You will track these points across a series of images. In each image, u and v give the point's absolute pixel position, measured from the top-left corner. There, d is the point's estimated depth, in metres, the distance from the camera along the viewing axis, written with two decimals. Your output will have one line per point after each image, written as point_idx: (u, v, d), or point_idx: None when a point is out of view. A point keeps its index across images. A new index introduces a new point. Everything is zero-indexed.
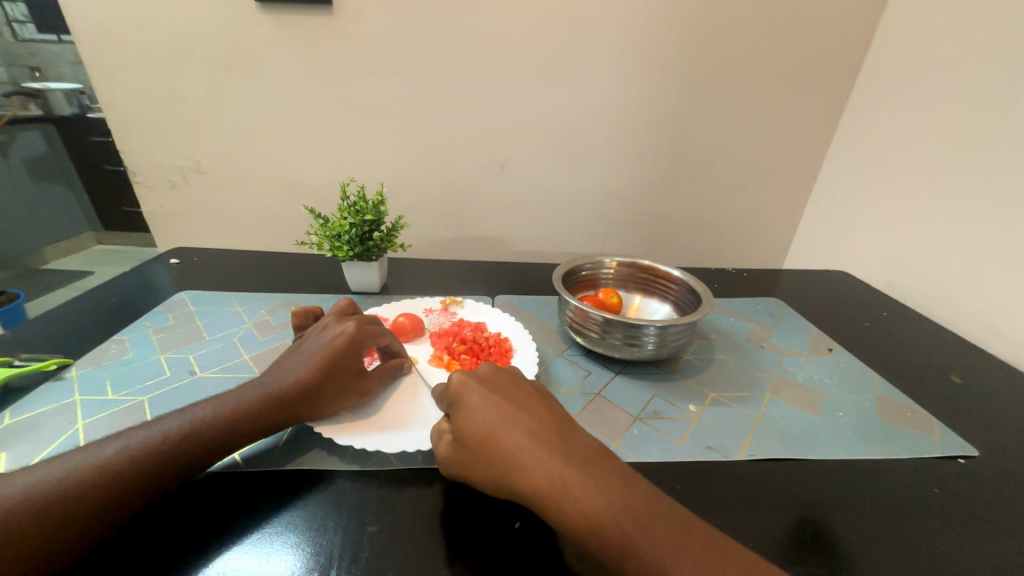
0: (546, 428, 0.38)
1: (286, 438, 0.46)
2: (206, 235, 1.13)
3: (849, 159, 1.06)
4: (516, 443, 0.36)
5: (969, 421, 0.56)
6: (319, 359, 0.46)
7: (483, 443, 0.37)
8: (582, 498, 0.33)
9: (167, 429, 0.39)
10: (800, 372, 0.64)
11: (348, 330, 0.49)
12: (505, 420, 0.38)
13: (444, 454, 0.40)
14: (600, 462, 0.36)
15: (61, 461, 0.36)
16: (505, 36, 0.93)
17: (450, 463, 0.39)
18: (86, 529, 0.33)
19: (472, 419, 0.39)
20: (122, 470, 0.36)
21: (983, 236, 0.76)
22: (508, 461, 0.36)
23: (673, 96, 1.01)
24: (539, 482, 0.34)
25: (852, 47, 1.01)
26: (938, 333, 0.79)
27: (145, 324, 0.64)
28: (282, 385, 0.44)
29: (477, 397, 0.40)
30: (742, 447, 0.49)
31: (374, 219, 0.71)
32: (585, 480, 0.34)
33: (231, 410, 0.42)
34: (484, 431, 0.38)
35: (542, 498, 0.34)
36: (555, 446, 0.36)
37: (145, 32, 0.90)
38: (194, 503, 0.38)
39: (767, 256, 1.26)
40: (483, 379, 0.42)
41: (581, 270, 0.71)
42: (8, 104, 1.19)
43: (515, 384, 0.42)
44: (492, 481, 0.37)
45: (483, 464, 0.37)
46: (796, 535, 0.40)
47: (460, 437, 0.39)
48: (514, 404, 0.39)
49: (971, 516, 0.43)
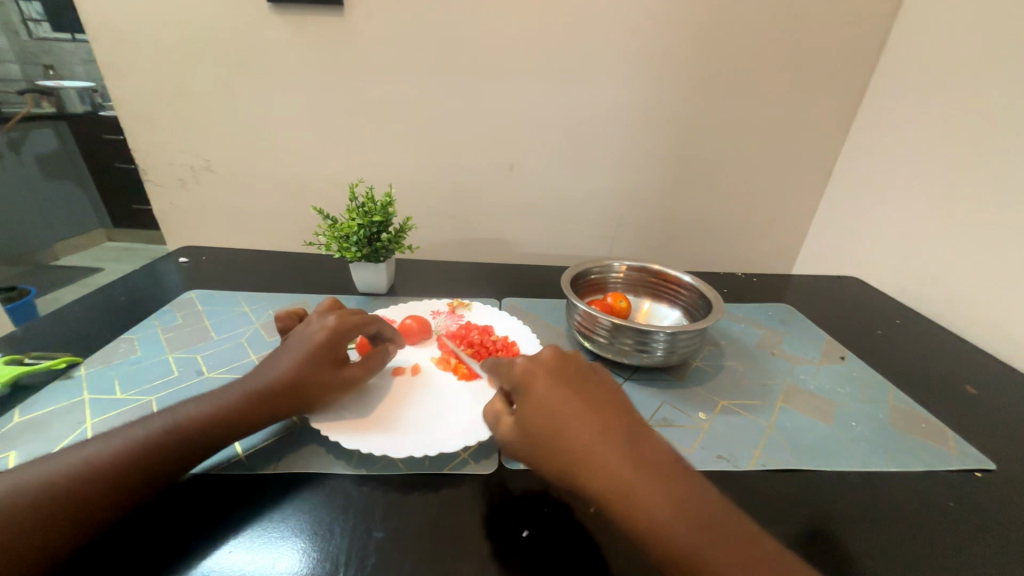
0: (614, 425, 0.37)
1: (282, 431, 0.47)
2: (215, 234, 1.13)
3: (861, 164, 1.04)
4: (582, 439, 0.36)
5: (986, 433, 0.55)
6: (302, 355, 0.47)
7: (548, 435, 0.37)
8: (649, 501, 0.33)
9: (155, 426, 0.40)
10: (812, 380, 0.63)
11: (329, 324, 0.49)
12: (573, 412, 0.38)
13: (507, 437, 0.41)
14: (666, 465, 0.35)
15: (62, 456, 0.37)
16: (514, 38, 0.93)
17: (512, 447, 0.40)
18: (83, 523, 0.34)
19: (537, 410, 0.39)
20: (114, 466, 0.36)
21: (999, 243, 0.75)
22: (573, 456, 0.36)
23: (683, 98, 1.01)
24: (605, 480, 0.34)
25: (867, 50, 0.99)
26: (953, 342, 0.77)
27: (154, 322, 0.64)
28: (269, 381, 0.45)
29: (543, 387, 0.40)
30: (753, 457, 0.48)
31: (383, 220, 0.71)
32: (653, 483, 0.34)
33: (217, 407, 0.42)
34: (549, 422, 0.38)
35: (608, 497, 0.34)
36: (624, 444, 0.36)
37: (156, 31, 0.90)
38: (194, 497, 0.39)
39: (777, 261, 1.25)
40: (549, 368, 0.41)
41: (590, 274, 0.71)
42: (24, 102, 1.24)
43: (583, 374, 0.42)
44: (555, 472, 0.37)
45: (546, 454, 0.37)
46: (809, 546, 0.39)
47: (524, 425, 0.39)
48: (581, 397, 0.39)
49: (989, 531, 0.42)
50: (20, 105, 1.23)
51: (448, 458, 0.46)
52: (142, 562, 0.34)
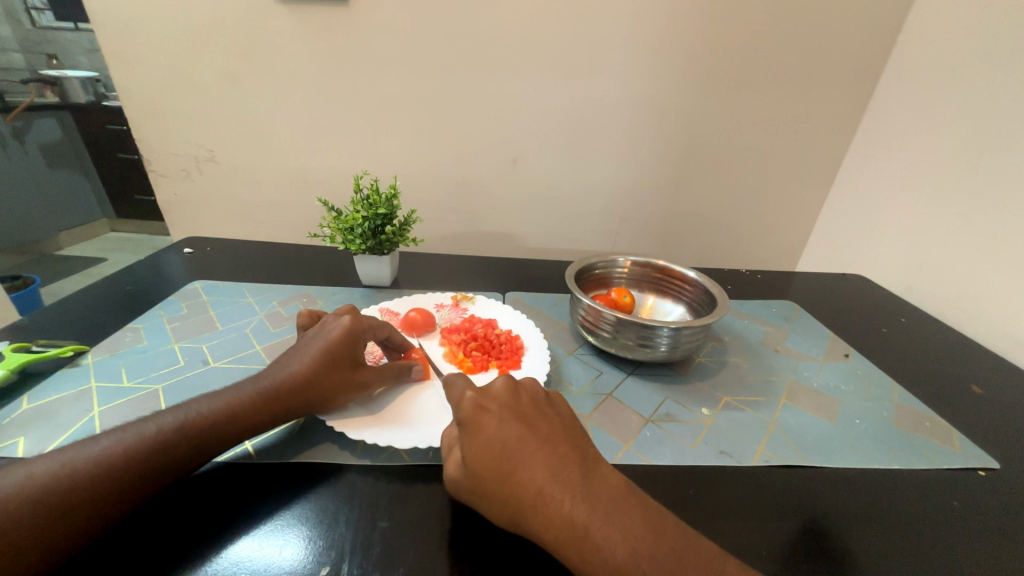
0: (566, 464, 0.37)
1: (295, 431, 0.46)
2: (217, 224, 1.13)
3: (869, 162, 1.03)
4: (534, 483, 0.35)
5: (990, 433, 0.55)
6: (319, 353, 0.46)
7: (496, 477, 0.36)
8: (602, 542, 0.33)
9: (165, 421, 0.39)
10: (816, 378, 0.63)
11: (345, 323, 0.48)
12: (524, 453, 0.37)
13: (450, 478, 0.38)
14: (622, 503, 0.35)
15: (61, 453, 0.36)
16: (519, 28, 0.92)
17: (456, 487, 0.38)
18: (88, 520, 0.33)
19: (487, 450, 0.37)
20: (120, 462, 0.35)
21: (1004, 241, 0.74)
22: (525, 500, 0.35)
23: (689, 91, 1.00)
24: (562, 525, 0.34)
25: (878, 43, 0.98)
26: (955, 341, 0.77)
27: (159, 312, 0.65)
28: (282, 377, 0.44)
29: (496, 425, 0.38)
30: (756, 453, 0.48)
31: (387, 213, 0.70)
32: (607, 524, 0.34)
33: (227, 403, 0.41)
34: (499, 462, 0.36)
35: (560, 543, 0.33)
36: (577, 486, 0.35)
37: (161, 19, 0.89)
38: (198, 496, 0.38)
39: (780, 257, 1.25)
40: (501, 403, 0.40)
41: (595, 268, 0.71)
42: (28, 91, 1.25)
43: (533, 411, 0.41)
44: (504, 517, 0.36)
45: (495, 499, 0.36)
46: (810, 542, 0.39)
47: (470, 465, 0.37)
48: (533, 436, 0.38)
49: (991, 529, 0.42)
50: (24, 94, 1.24)
51: None
52: (146, 564, 0.33)
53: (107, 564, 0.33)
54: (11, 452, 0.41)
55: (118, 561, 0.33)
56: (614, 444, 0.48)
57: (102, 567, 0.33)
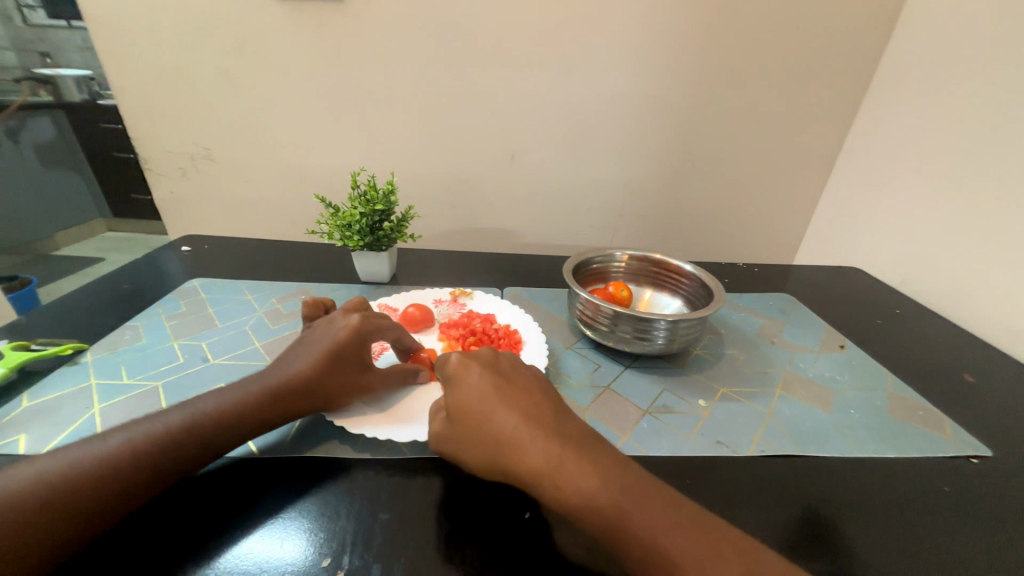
0: (543, 413, 0.37)
1: (298, 428, 0.46)
2: (215, 223, 1.13)
3: (865, 155, 1.04)
4: (510, 426, 0.36)
5: (984, 423, 0.56)
6: (324, 353, 0.46)
7: (476, 423, 0.37)
8: (575, 479, 0.33)
9: (173, 420, 0.39)
10: (811, 368, 0.63)
11: (351, 323, 0.48)
12: (502, 402, 0.38)
13: (437, 430, 0.40)
14: (597, 447, 0.36)
15: (66, 451, 0.36)
16: (515, 23, 0.91)
17: (442, 438, 0.39)
18: (92, 519, 0.33)
19: (468, 400, 0.38)
20: (127, 462, 0.36)
21: (999, 232, 0.75)
22: (503, 442, 0.36)
23: (685, 85, 0.99)
24: (537, 463, 0.34)
25: (874, 35, 0.98)
26: (951, 332, 0.78)
27: (158, 310, 0.65)
28: (285, 376, 0.44)
29: (477, 377, 0.39)
30: (752, 443, 0.49)
31: (384, 209, 0.70)
32: (581, 464, 0.34)
33: (233, 402, 0.41)
34: (479, 410, 0.38)
35: (536, 482, 0.34)
36: (553, 429, 0.36)
37: (154, 16, 0.89)
38: (203, 493, 0.39)
39: (778, 250, 1.25)
40: (483, 359, 0.41)
41: (592, 263, 0.71)
42: (21, 90, 1.24)
43: (516, 368, 0.41)
44: (485, 463, 0.37)
45: (476, 445, 0.37)
46: (804, 528, 0.40)
47: (452, 414, 0.38)
48: (513, 388, 0.39)
49: (984, 517, 0.43)
50: (17, 93, 1.24)
51: None
52: (154, 560, 0.33)
53: (111, 561, 0.33)
54: (13, 449, 0.42)
55: (129, 555, 0.34)
56: (612, 435, 0.48)
57: (113, 560, 0.33)
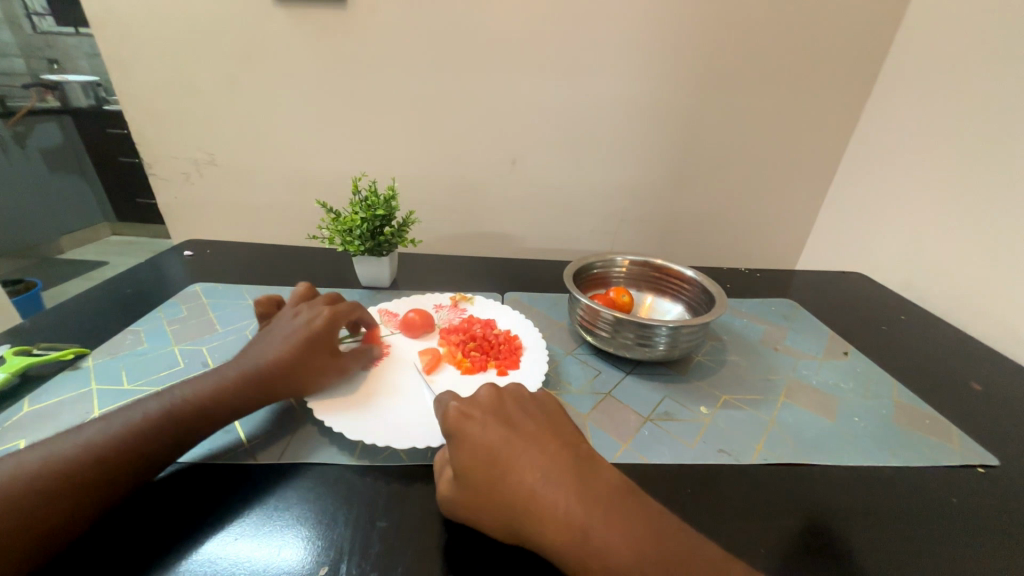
0: (559, 467, 0.37)
1: (274, 415, 0.48)
2: (218, 227, 1.14)
3: (869, 160, 1.03)
4: (529, 486, 0.35)
5: (992, 432, 0.55)
6: (298, 339, 0.48)
7: (490, 485, 0.36)
8: (604, 542, 0.33)
9: (150, 407, 0.40)
10: (815, 376, 0.63)
11: (324, 312, 0.51)
12: (516, 459, 0.37)
13: (443, 493, 0.38)
14: (618, 501, 0.36)
15: (53, 443, 0.37)
16: (517, 29, 0.92)
17: (452, 501, 0.37)
18: (78, 507, 0.34)
19: (478, 457, 0.37)
20: (109, 449, 0.37)
21: (1004, 237, 0.74)
22: (521, 505, 0.35)
23: (687, 90, 1.00)
24: (561, 528, 0.34)
25: (877, 40, 0.97)
26: (957, 338, 0.77)
27: (159, 315, 0.65)
28: (264, 361, 0.46)
29: (483, 432, 0.38)
30: (755, 451, 0.48)
31: (386, 214, 0.71)
32: (607, 525, 0.34)
33: (212, 388, 0.43)
34: (491, 468, 0.37)
35: (562, 547, 0.33)
36: (573, 485, 0.36)
37: (161, 23, 0.90)
38: (191, 483, 0.40)
39: (781, 256, 1.24)
40: (486, 408, 0.41)
41: (593, 267, 0.71)
42: (29, 96, 1.25)
43: (522, 417, 0.41)
44: (503, 528, 0.35)
45: (491, 510, 0.36)
46: (808, 540, 0.39)
47: (460, 475, 0.37)
48: (523, 441, 0.38)
49: (992, 529, 0.42)
50: (26, 99, 1.25)
51: None
52: (146, 549, 0.34)
53: (103, 564, 0.33)
54: (11, 454, 0.42)
55: (121, 553, 0.34)
56: (612, 442, 0.48)
57: (107, 559, 0.33)
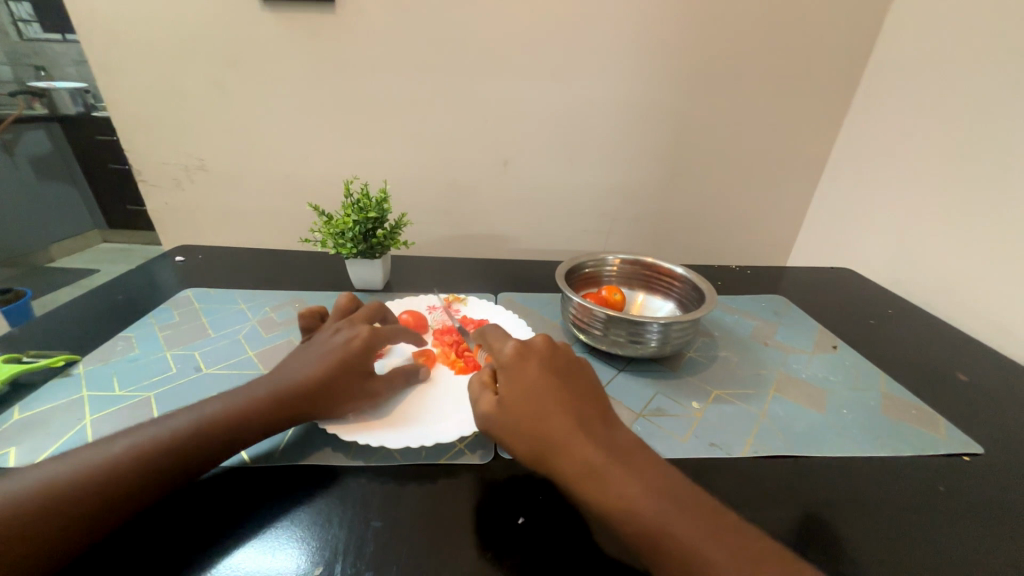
0: (591, 415, 0.39)
1: (292, 437, 0.46)
2: (209, 233, 1.13)
3: (855, 157, 1.05)
4: (561, 424, 0.37)
5: (976, 421, 0.56)
6: (333, 359, 0.46)
7: (526, 414, 0.39)
8: (619, 484, 0.34)
9: (177, 426, 0.39)
10: (805, 369, 0.64)
11: (362, 333, 0.49)
12: (554, 399, 0.39)
13: (484, 413, 0.41)
14: (638, 456, 0.37)
15: (61, 461, 0.35)
16: (507, 32, 0.93)
17: (491, 421, 0.40)
18: (83, 531, 0.33)
19: (521, 389, 0.40)
20: (122, 470, 0.35)
21: (988, 231, 0.76)
22: (550, 438, 0.37)
23: (676, 90, 1.01)
24: (580, 464, 0.36)
25: (860, 39, 0.99)
26: (943, 330, 0.78)
27: (151, 321, 0.64)
28: (296, 379, 0.44)
29: (532, 370, 0.41)
30: (746, 444, 0.49)
31: (378, 216, 0.71)
32: (625, 471, 0.35)
33: (234, 411, 0.41)
34: (529, 403, 0.39)
35: (579, 480, 0.35)
36: (600, 434, 0.37)
37: (150, 29, 0.90)
38: (197, 504, 0.38)
39: (770, 253, 1.26)
40: (541, 355, 0.42)
41: (584, 267, 0.71)
42: (16, 104, 1.25)
43: (570, 368, 0.43)
44: (530, 453, 0.38)
45: (523, 436, 0.38)
46: (798, 529, 0.40)
47: (505, 403, 0.40)
48: (564, 386, 0.40)
49: (976, 514, 0.43)
50: (12, 107, 1.24)
51: (445, 449, 0.46)
52: (146, 566, 0.33)
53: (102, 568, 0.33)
54: (2, 462, 0.41)
55: (121, 560, 0.34)
56: None
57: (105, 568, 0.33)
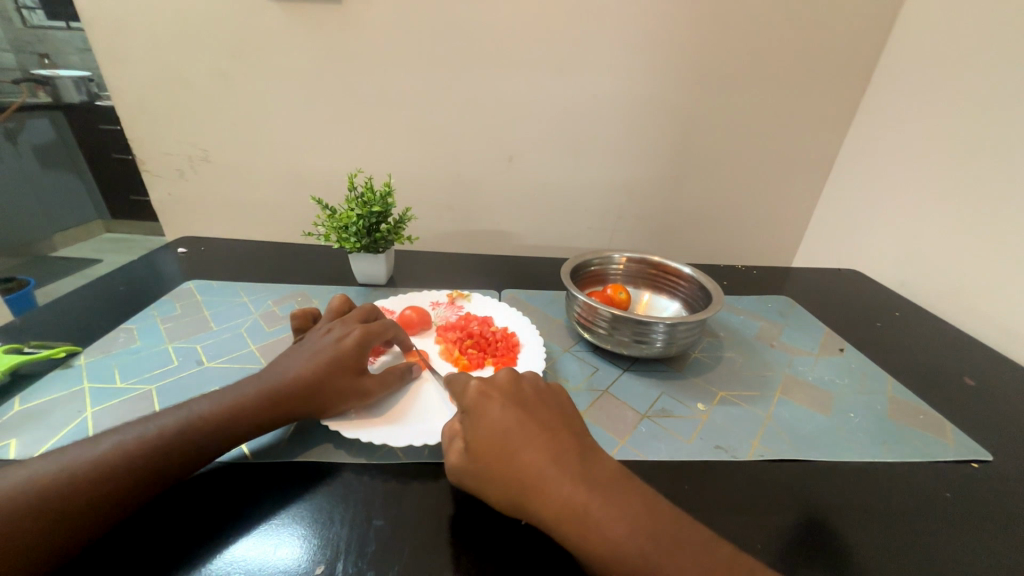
0: (566, 449, 0.37)
1: (290, 431, 0.46)
2: (212, 224, 1.13)
3: (864, 157, 1.03)
4: (536, 464, 0.36)
5: (983, 427, 0.55)
6: (325, 357, 0.46)
7: (497, 459, 0.37)
8: (603, 521, 0.33)
9: (173, 420, 0.39)
10: (811, 372, 0.63)
11: (355, 331, 0.48)
12: (525, 437, 0.37)
13: (453, 463, 0.39)
14: (620, 485, 0.36)
15: (57, 455, 0.35)
16: (514, 25, 0.91)
17: (461, 473, 0.38)
18: (80, 526, 0.33)
19: (489, 431, 0.38)
20: (118, 463, 0.35)
21: (999, 234, 0.75)
22: (527, 481, 0.35)
23: (685, 86, 0.99)
24: (561, 506, 0.34)
25: (874, 37, 0.97)
26: (950, 334, 0.77)
27: (153, 313, 0.64)
28: (286, 378, 0.44)
29: (499, 410, 0.39)
30: (751, 447, 0.49)
31: (382, 210, 0.70)
32: (608, 504, 0.34)
33: (229, 405, 0.41)
34: (499, 447, 0.37)
35: (562, 523, 0.34)
36: (576, 468, 0.36)
37: (153, 17, 0.89)
38: (195, 498, 0.38)
39: (776, 253, 1.25)
40: (505, 394, 0.41)
41: (590, 265, 0.71)
42: (20, 91, 1.24)
43: (537, 399, 0.41)
44: (507, 500, 0.36)
45: (497, 482, 0.36)
46: (803, 535, 0.39)
47: (473, 449, 0.38)
48: (534, 421, 0.39)
49: (982, 522, 0.42)
50: (17, 94, 1.24)
51: None
52: (146, 563, 0.33)
53: (100, 564, 0.33)
54: (2, 454, 0.41)
55: (121, 558, 0.33)
56: (609, 439, 0.48)
57: (106, 564, 0.33)
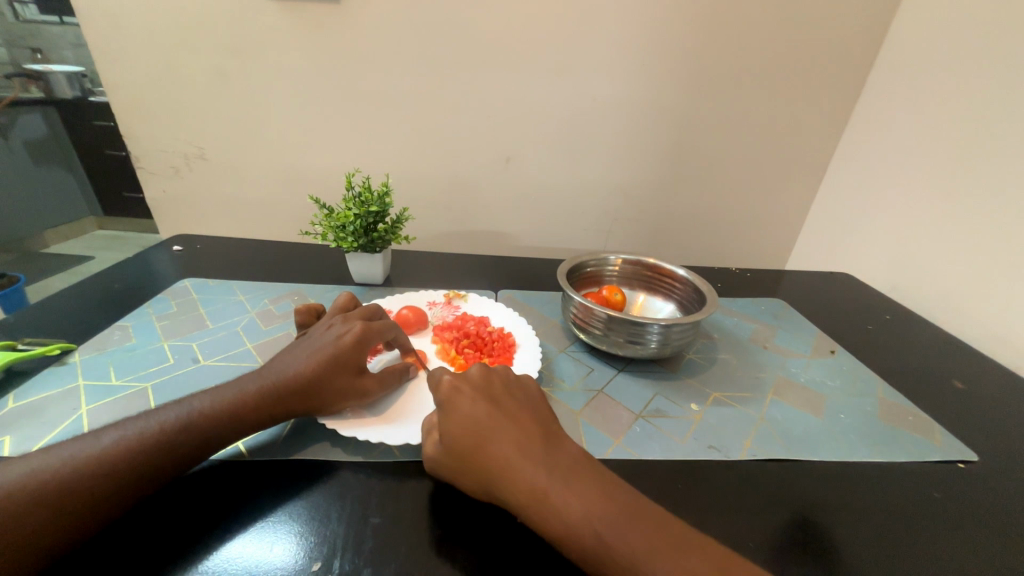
0: (531, 438, 0.38)
1: (287, 429, 0.46)
2: (208, 222, 1.12)
3: (857, 163, 1.05)
4: (503, 453, 0.37)
5: (970, 428, 0.56)
6: (323, 354, 0.45)
7: (467, 449, 0.38)
8: (563, 506, 0.34)
9: (174, 415, 0.39)
10: (803, 373, 0.64)
11: (355, 328, 0.48)
12: (493, 427, 0.38)
13: (432, 454, 0.40)
14: (581, 471, 0.36)
15: (57, 451, 0.35)
16: (512, 27, 0.92)
17: (437, 464, 0.40)
18: (78, 522, 0.33)
19: (458, 423, 0.39)
20: (119, 460, 0.35)
21: (988, 240, 0.76)
22: (495, 470, 0.36)
23: (681, 90, 1.00)
24: (525, 492, 0.35)
25: (867, 43, 0.99)
26: (940, 338, 0.79)
27: (149, 310, 0.64)
28: (285, 375, 0.44)
29: (468, 403, 0.40)
30: (744, 448, 0.49)
31: (379, 210, 0.70)
32: (568, 489, 0.34)
33: (231, 402, 0.41)
34: (468, 437, 0.38)
35: (526, 508, 0.35)
36: (539, 455, 0.36)
37: (150, 13, 0.88)
38: (192, 496, 0.38)
39: (771, 256, 1.26)
40: (474, 386, 0.41)
41: (586, 266, 0.71)
42: (12, 85, 1.22)
43: (507, 390, 0.42)
44: (479, 487, 0.37)
45: (469, 470, 0.38)
46: (795, 533, 0.40)
47: (446, 441, 0.39)
48: (502, 412, 0.40)
49: (968, 521, 0.43)
50: (9, 89, 1.22)
51: None
52: (143, 561, 0.33)
53: (99, 560, 0.33)
54: None
55: (117, 555, 0.33)
56: (604, 438, 0.49)
57: (103, 561, 0.33)
